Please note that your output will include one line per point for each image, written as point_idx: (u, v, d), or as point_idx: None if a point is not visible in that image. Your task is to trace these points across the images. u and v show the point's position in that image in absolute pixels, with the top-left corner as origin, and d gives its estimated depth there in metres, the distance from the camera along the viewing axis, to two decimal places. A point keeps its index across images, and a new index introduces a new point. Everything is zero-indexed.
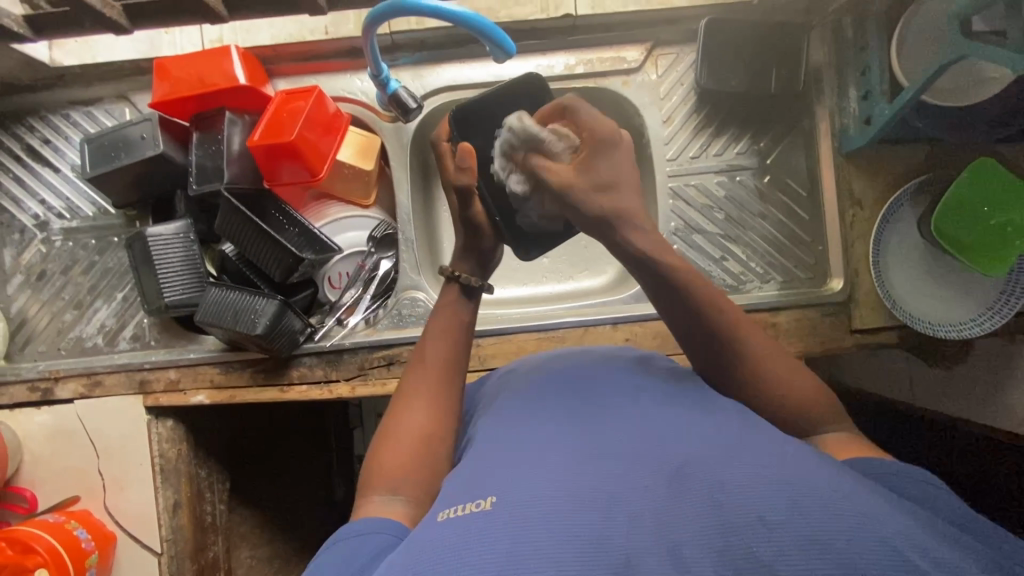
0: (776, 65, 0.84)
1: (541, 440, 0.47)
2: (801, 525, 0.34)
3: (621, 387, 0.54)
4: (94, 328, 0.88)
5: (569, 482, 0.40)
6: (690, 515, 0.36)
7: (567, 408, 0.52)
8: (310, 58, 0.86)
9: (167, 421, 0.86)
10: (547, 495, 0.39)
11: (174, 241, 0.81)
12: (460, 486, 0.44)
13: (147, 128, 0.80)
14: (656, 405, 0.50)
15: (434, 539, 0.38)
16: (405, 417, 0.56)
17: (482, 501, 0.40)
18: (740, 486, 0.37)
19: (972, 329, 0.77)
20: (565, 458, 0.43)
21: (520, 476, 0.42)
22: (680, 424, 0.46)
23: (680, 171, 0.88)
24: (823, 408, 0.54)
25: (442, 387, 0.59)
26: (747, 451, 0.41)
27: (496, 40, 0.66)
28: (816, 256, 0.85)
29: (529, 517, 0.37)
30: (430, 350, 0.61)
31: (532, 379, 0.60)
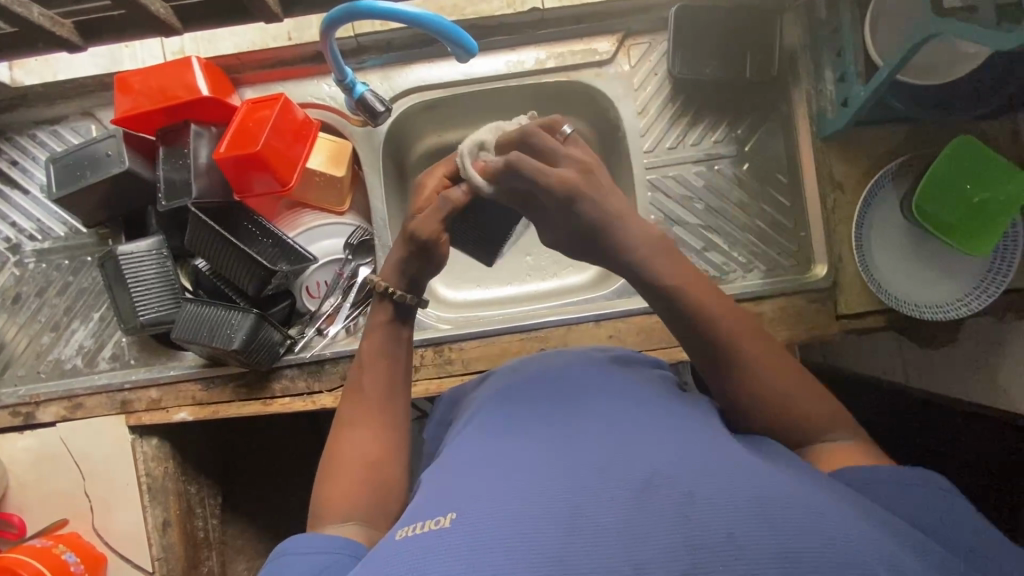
0: (749, 50, 0.83)
1: (510, 451, 0.46)
2: (769, 541, 0.34)
3: (596, 390, 0.54)
4: (73, 349, 0.87)
5: (534, 495, 0.39)
6: (655, 527, 0.36)
7: (537, 413, 0.51)
8: (276, 65, 0.85)
9: (152, 440, 0.85)
10: (511, 510, 0.38)
11: (146, 258, 0.80)
12: (426, 499, 0.44)
13: (112, 145, 0.78)
14: (629, 408, 0.49)
15: (395, 558, 0.38)
16: (351, 446, 0.57)
17: (442, 517, 0.40)
18: (709, 498, 0.37)
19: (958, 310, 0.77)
20: (532, 467, 0.43)
21: (486, 489, 0.41)
22: (651, 430, 0.45)
23: (659, 162, 0.86)
24: (828, 418, 0.53)
25: (385, 415, 0.60)
26: (720, 460, 0.41)
27: (456, 39, 0.64)
28: (798, 243, 0.85)
29: (492, 535, 0.37)
30: (370, 374, 0.61)
31: (509, 383, 0.60)
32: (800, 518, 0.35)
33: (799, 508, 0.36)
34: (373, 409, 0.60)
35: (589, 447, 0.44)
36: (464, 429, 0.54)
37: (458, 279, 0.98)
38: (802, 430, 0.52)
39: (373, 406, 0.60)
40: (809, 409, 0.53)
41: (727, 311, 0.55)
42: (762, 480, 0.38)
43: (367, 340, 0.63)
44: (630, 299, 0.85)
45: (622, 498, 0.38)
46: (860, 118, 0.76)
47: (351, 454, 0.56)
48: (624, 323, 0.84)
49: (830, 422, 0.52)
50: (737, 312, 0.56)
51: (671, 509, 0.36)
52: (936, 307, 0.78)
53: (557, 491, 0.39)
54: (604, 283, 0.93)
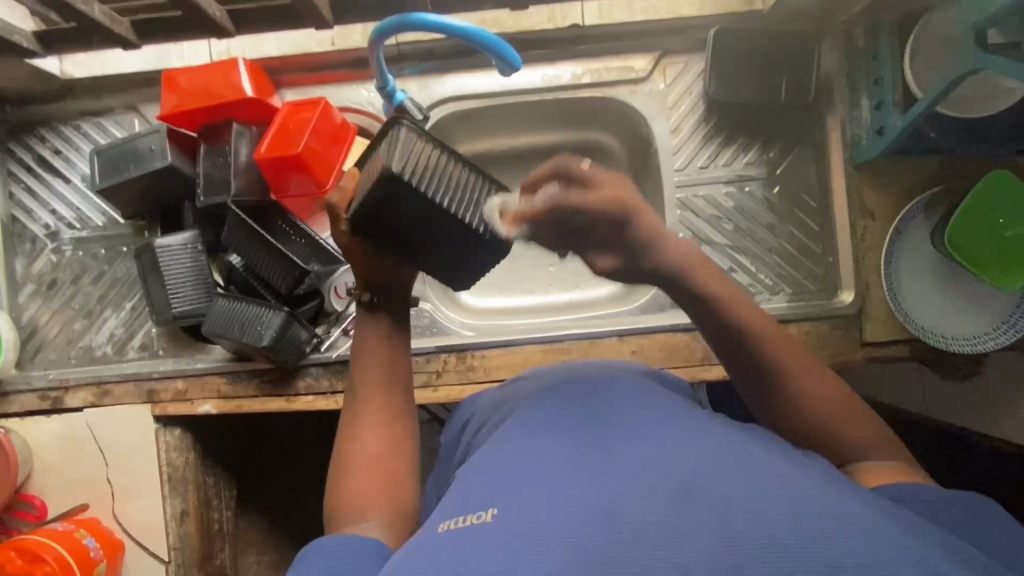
0: (786, 75, 0.83)
1: (548, 451, 0.47)
2: (810, 549, 0.34)
3: (631, 394, 0.54)
4: (104, 337, 0.88)
5: (574, 493, 0.40)
6: (697, 531, 0.36)
7: (569, 413, 0.52)
8: (318, 69, 0.86)
9: (175, 430, 0.87)
10: (549, 509, 0.39)
11: (182, 252, 0.82)
12: (464, 495, 0.45)
13: (156, 140, 0.80)
14: (667, 417, 0.50)
15: (435, 550, 0.39)
16: (362, 437, 0.58)
17: (483, 512, 0.41)
18: (749, 504, 0.37)
19: (986, 343, 0.77)
20: (571, 467, 0.43)
21: (527, 487, 0.42)
22: (684, 437, 0.46)
23: (689, 181, 0.87)
24: (870, 440, 0.54)
25: (390, 405, 0.60)
26: (759, 470, 0.41)
27: (501, 53, 0.64)
28: (826, 268, 0.84)
29: (531, 528, 0.38)
30: (373, 368, 0.61)
31: (548, 385, 0.60)
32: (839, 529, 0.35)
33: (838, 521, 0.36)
34: (379, 394, 0.60)
35: (626, 448, 0.44)
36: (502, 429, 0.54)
37: (481, 287, 0.99)
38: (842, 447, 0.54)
39: (378, 393, 0.60)
40: (851, 428, 0.55)
41: (759, 336, 0.57)
42: (801, 491, 0.38)
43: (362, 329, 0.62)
44: (654, 316, 0.86)
45: (663, 501, 0.38)
46: (895, 146, 0.76)
47: (362, 444, 0.58)
48: (647, 340, 0.84)
49: (865, 444, 0.54)
50: (783, 338, 0.58)
51: (710, 512, 0.37)
52: (967, 340, 0.78)
53: (596, 494, 0.40)
54: (626, 298, 0.94)
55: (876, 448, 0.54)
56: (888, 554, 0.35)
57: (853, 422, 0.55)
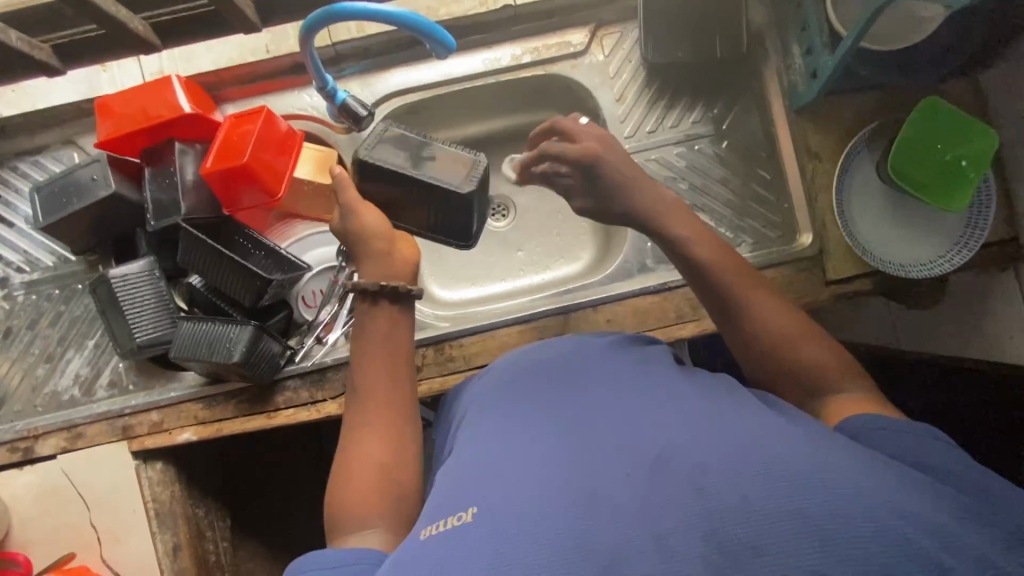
0: (719, 32, 0.85)
1: (524, 442, 0.46)
2: (784, 498, 0.35)
3: (601, 372, 0.55)
4: (69, 379, 0.86)
5: (552, 481, 0.40)
6: (672, 501, 0.37)
7: (544, 402, 0.52)
8: (256, 79, 0.85)
9: (156, 464, 0.85)
10: (530, 503, 0.39)
11: (140, 280, 0.80)
12: (444, 496, 0.45)
13: (97, 170, 0.78)
14: (642, 390, 0.50)
15: (418, 558, 0.39)
16: (368, 445, 0.57)
17: (462, 513, 0.41)
18: (722, 467, 0.38)
19: (944, 265, 0.80)
20: (547, 456, 0.43)
21: (504, 481, 0.42)
22: (655, 409, 0.46)
23: (641, 147, 0.88)
24: (845, 371, 0.55)
25: (395, 408, 0.60)
26: (727, 430, 0.42)
27: (433, 36, 0.64)
28: (782, 215, 0.86)
29: (512, 524, 0.38)
30: (378, 371, 0.60)
31: (522, 372, 0.60)
32: (808, 476, 0.36)
33: (806, 468, 0.37)
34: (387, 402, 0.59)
35: (601, 428, 0.45)
36: (479, 424, 0.54)
37: (452, 279, 0.98)
38: (820, 382, 0.55)
39: (386, 400, 0.59)
40: (823, 363, 0.56)
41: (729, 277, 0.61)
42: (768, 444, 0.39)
43: (366, 320, 0.62)
44: (623, 282, 0.86)
45: (640, 478, 0.38)
46: (830, 87, 0.79)
47: (366, 454, 0.56)
48: (620, 307, 0.85)
49: (839, 376, 0.55)
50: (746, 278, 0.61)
51: (687, 483, 0.37)
52: (925, 266, 0.80)
53: (573, 477, 0.40)
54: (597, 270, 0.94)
55: (850, 381, 0.55)
56: (854, 498, 0.35)
57: (828, 358, 0.56)
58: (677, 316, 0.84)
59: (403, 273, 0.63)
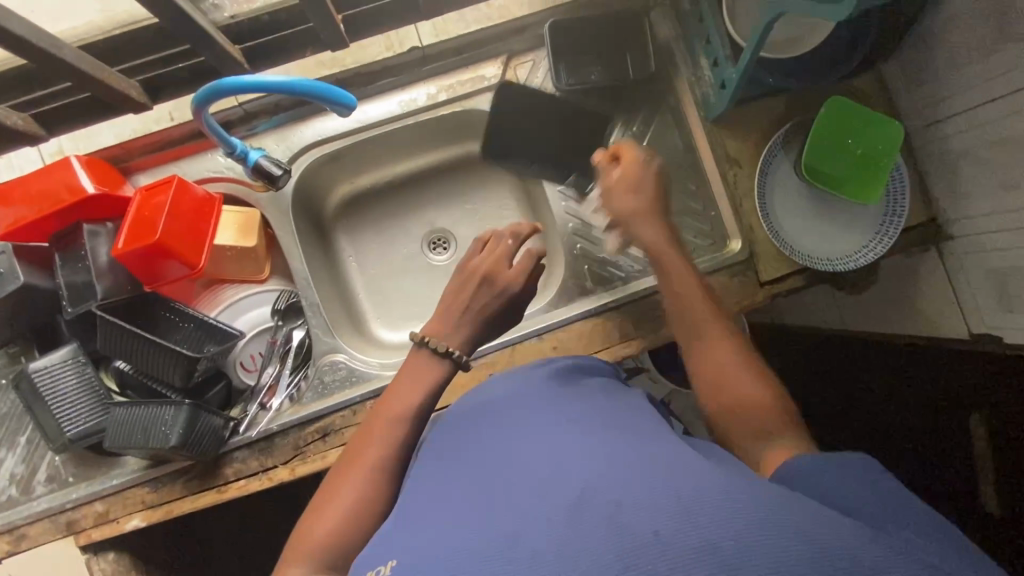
0: (628, 51, 0.86)
1: (456, 495, 0.46)
2: (693, 533, 0.34)
3: (551, 406, 0.54)
4: (4, 480, 0.82)
5: (471, 531, 0.40)
6: (584, 540, 0.35)
7: (483, 449, 0.51)
8: (165, 146, 0.83)
9: (108, 554, 0.81)
10: (445, 552, 0.39)
11: (64, 369, 0.77)
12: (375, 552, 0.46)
13: (3, 261, 0.73)
14: (582, 427, 0.49)
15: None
16: (347, 490, 0.55)
17: (382, 568, 0.42)
18: (636, 501, 0.36)
19: (868, 256, 0.82)
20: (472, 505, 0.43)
21: (427, 535, 0.42)
22: (585, 446, 0.45)
23: (566, 172, 0.88)
24: (784, 427, 0.53)
25: (390, 452, 0.58)
26: (652, 466, 0.40)
27: (333, 97, 0.64)
28: (711, 222, 0.87)
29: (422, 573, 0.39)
30: (390, 412, 0.60)
31: (471, 420, 0.58)
32: (720, 507, 0.35)
33: (723, 499, 0.35)
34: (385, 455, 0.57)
35: (529, 470, 0.44)
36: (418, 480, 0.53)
37: (399, 319, 0.97)
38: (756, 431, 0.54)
39: (377, 448, 0.58)
40: (759, 409, 0.55)
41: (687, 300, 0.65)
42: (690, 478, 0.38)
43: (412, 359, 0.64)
44: (565, 308, 0.86)
45: (556, 515, 0.38)
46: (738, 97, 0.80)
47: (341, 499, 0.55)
48: (565, 333, 0.85)
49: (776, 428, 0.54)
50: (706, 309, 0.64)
51: (601, 516, 0.36)
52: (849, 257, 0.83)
53: (491, 526, 0.40)
54: (541, 296, 0.95)
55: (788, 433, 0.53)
56: (767, 529, 0.34)
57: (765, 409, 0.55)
58: (621, 335, 0.84)
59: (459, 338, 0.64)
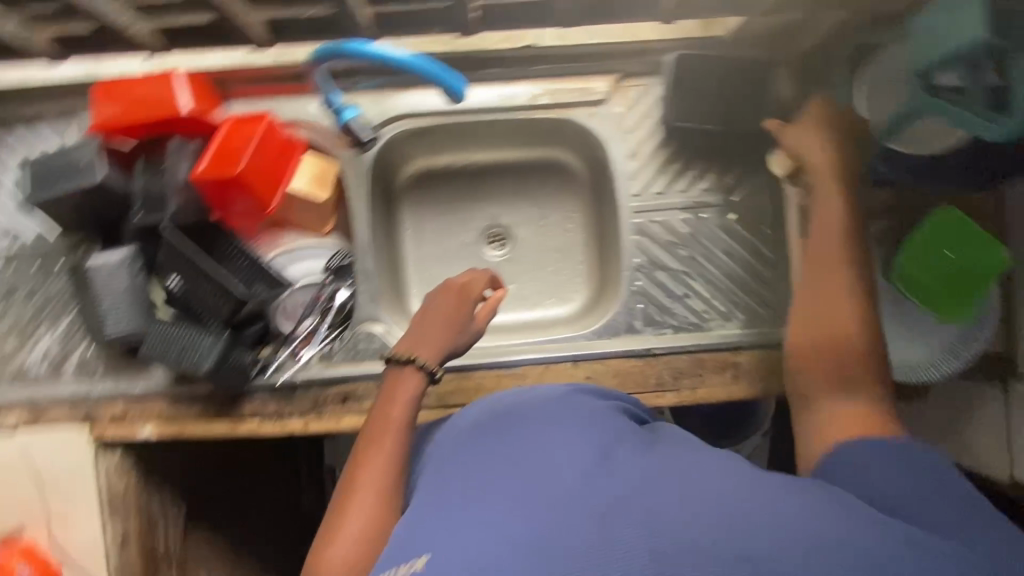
0: (745, 102, 0.82)
1: (483, 482, 0.47)
2: (732, 550, 0.36)
3: (566, 411, 0.55)
4: (38, 356, 0.84)
5: (505, 525, 0.41)
6: (623, 548, 0.37)
7: (508, 440, 0.53)
8: (265, 81, 0.83)
9: (114, 452, 0.85)
10: (481, 540, 0.40)
11: (117, 271, 0.78)
12: (403, 539, 0.46)
13: (87, 153, 0.76)
14: (601, 435, 0.50)
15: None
16: (352, 512, 0.57)
17: (415, 561, 0.42)
18: (670, 512, 0.39)
19: (937, 373, 0.80)
20: (502, 498, 0.44)
21: (457, 526, 0.43)
22: (610, 456, 0.47)
23: (646, 207, 0.85)
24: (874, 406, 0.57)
25: (388, 473, 0.60)
26: (678, 477, 0.43)
27: (445, 82, 0.63)
28: (777, 296, 0.85)
29: (462, 566, 0.39)
30: (387, 433, 0.63)
31: (483, 411, 0.61)
32: (750, 524, 0.38)
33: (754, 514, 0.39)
34: (378, 482, 0.59)
35: (558, 470, 0.46)
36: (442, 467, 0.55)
37: None
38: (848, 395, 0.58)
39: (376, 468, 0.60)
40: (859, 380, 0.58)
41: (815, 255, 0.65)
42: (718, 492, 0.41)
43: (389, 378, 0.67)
44: (607, 341, 0.85)
45: (592, 518, 0.40)
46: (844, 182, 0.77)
47: (348, 526, 0.57)
48: (601, 365, 0.84)
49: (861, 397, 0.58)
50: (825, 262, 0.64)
51: (637, 526, 0.38)
52: (916, 369, 0.81)
53: (528, 521, 0.41)
54: (584, 319, 0.94)
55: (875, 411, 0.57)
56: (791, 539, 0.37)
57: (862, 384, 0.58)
58: (656, 384, 0.82)
59: (429, 352, 0.68)
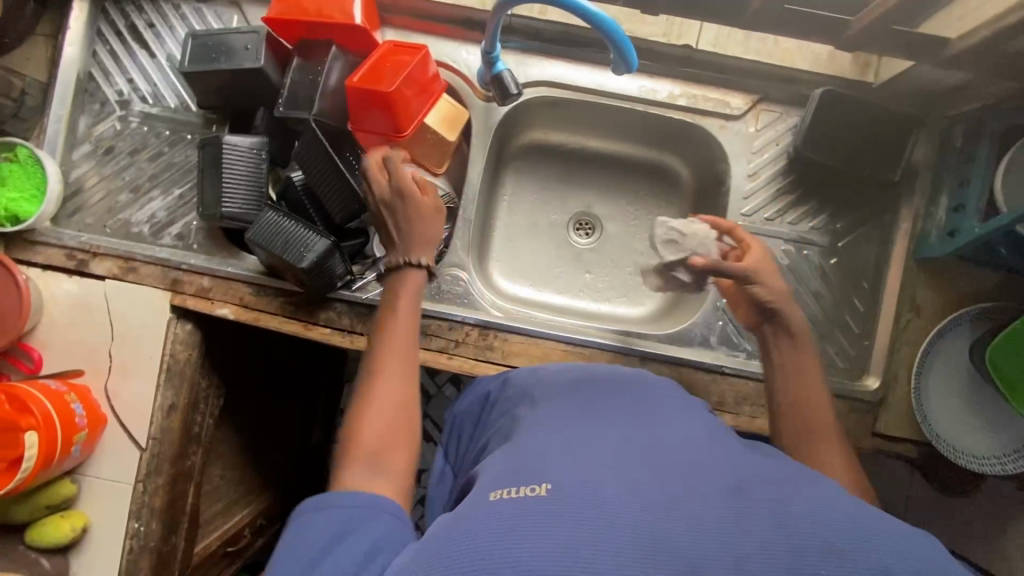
0: (878, 152, 0.82)
1: (598, 434, 0.47)
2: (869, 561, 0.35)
3: (672, 402, 0.55)
4: (144, 216, 0.88)
5: (630, 478, 0.41)
6: (754, 528, 0.37)
7: (616, 405, 0.53)
8: (425, 17, 0.87)
9: (186, 324, 0.87)
10: (605, 483, 0.41)
11: (245, 155, 0.82)
12: (511, 465, 0.46)
13: (252, 41, 0.80)
14: (714, 431, 0.50)
15: (490, 519, 0.40)
16: (376, 397, 0.60)
17: (537, 486, 0.42)
18: (801, 506, 0.38)
19: (992, 467, 0.77)
20: (624, 453, 0.44)
21: (578, 465, 0.43)
22: (730, 448, 0.47)
23: (752, 229, 0.86)
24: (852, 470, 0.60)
25: (408, 365, 0.63)
26: (803, 481, 0.42)
27: (621, 49, 0.66)
28: (858, 350, 0.84)
29: (591, 502, 0.39)
30: (400, 324, 0.66)
31: (578, 374, 0.62)
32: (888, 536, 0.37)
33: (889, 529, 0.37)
34: (396, 392, 0.61)
35: (677, 444, 0.46)
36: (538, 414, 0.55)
37: (515, 271, 0.98)
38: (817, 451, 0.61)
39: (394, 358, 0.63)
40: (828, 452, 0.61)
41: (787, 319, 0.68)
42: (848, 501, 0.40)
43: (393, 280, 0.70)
44: (680, 347, 0.85)
45: (720, 493, 0.40)
46: (961, 253, 0.77)
47: (370, 425, 0.57)
48: (668, 369, 0.84)
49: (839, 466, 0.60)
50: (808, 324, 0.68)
51: (766, 513, 0.38)
52: (976, 458, 0.78)
53: (655, 480, 0.41)
54: (656, 323, 0.94)
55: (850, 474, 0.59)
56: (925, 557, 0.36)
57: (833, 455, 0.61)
58: (717, 402, 0.83)
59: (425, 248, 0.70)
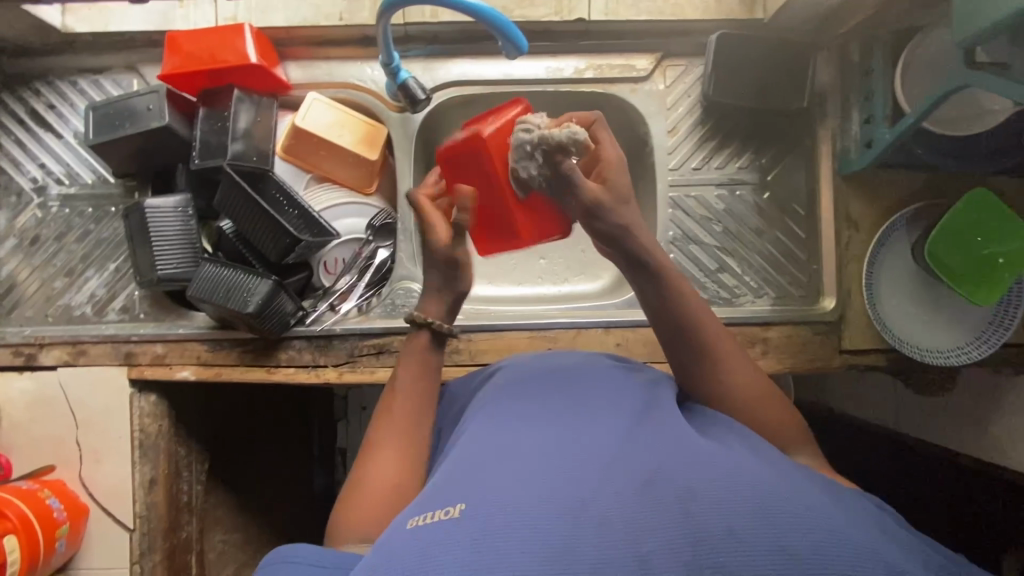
0: (784, 82, 0.85)
1: (522, 447, 0.46)
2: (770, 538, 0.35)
3: (603, 398, 0.54)
4: (84, 296, 0.87)
5: (544, 489, 0.40)
6: (659, 523, 0.37)
7: (546, 413, 0.52)
8: (323, 43, 0.87)
9: (150, 396, 0.85)
10: (516, 496, 0.39)
11: (170, 214, 0.81)
12: (431, 489, 0.44)
13: (153, 100, 0.79)
14: (635, 423, 0.49)
15: (401, 548, 0.38)
16: (376, 469, 0.56)
17: (450, 509, 0.40)
18: (708, 493, 0.38)
19: (960, 358, 0.79)
20: (541, 463, 0.43)
21: (493, 480, 0.42)
22: (652, 439, 0.46)
23: (683, 182, 0.88)
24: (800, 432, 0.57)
25: (415, 428, 0.60)
26: (716, 463, 0.42)
27: (507, 34, 0.67)
28: (809, 274, 0.86)
29: (502, 518, 0.38)
30: (405, 382, 0.63)
31: (512, 381, 0.61)
32: (794, 510, 0.37)
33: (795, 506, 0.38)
34: (399, 456, 0.57)
35: (594, 447, 0.45)
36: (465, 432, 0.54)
37: None
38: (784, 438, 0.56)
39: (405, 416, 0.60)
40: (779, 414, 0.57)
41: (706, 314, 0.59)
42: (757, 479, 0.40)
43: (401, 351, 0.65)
44: (638, 310, 0.86)
45: (629, 491, 0.39)
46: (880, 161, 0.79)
47: (372, 482, 0.55)
48: (632, 333, 0.85)
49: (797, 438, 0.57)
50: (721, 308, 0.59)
51: (675, 504, 0.38)
52: (943, 354, 0.79)
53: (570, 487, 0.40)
54: (616, 291, 0.95)
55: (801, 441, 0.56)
56: (828, 525, 0.37)
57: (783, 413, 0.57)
58: None
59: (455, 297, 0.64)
